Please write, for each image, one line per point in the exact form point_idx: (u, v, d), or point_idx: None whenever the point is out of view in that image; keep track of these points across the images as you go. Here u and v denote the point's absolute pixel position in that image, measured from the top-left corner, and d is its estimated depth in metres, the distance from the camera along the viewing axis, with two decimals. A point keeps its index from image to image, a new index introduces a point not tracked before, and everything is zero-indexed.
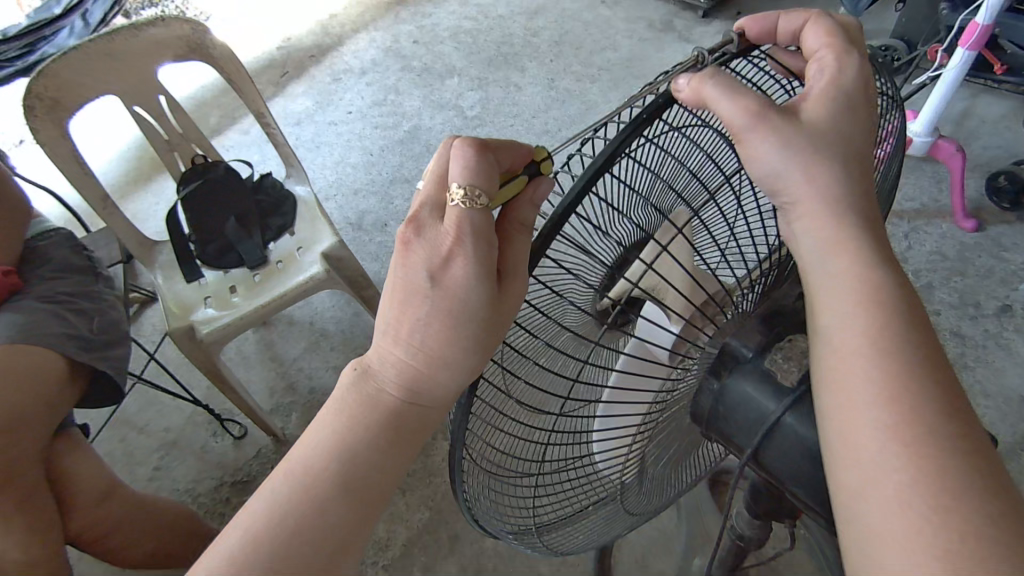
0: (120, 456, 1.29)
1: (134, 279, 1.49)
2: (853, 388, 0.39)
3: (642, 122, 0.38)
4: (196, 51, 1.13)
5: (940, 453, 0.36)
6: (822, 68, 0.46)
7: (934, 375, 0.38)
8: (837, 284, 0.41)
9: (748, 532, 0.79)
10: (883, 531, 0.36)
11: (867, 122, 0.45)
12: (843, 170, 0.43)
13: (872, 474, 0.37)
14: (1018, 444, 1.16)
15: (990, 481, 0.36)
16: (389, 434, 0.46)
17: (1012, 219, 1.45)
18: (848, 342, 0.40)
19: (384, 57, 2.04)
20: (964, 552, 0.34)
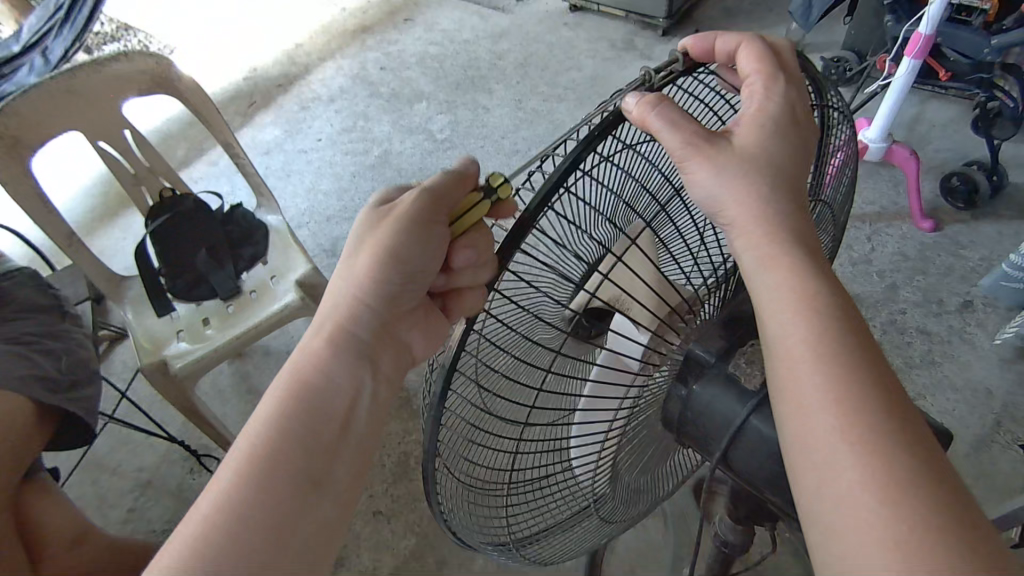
0: (92, 499, 1.25)
1: (103, 316, 1.46)
2: (799, 394, 0.40)
3: (594, 138, 0.40)
4: (161, 84, 1.12)
5: (885, 448, 0.37)
6: (753, 94, 0.49)
7: (876, 376, 0.40)
8: (777, 297, 0.43)
9: (732, 538, 0.80)
10: (838, 528, 0.37)
11: (795, 139, 0.47)
12: (774, 189, 0.45)
13: (824, 472, 0.38)
14: (988, 435, 1.20)
15: (936, 472, 0.37)
16: (310, 400, 0.49)
17: (966, 218, 1.50)
18: (793, 353, 0.41)
19: (352, 84, 2.05)
20: (914, 540, 0.34)
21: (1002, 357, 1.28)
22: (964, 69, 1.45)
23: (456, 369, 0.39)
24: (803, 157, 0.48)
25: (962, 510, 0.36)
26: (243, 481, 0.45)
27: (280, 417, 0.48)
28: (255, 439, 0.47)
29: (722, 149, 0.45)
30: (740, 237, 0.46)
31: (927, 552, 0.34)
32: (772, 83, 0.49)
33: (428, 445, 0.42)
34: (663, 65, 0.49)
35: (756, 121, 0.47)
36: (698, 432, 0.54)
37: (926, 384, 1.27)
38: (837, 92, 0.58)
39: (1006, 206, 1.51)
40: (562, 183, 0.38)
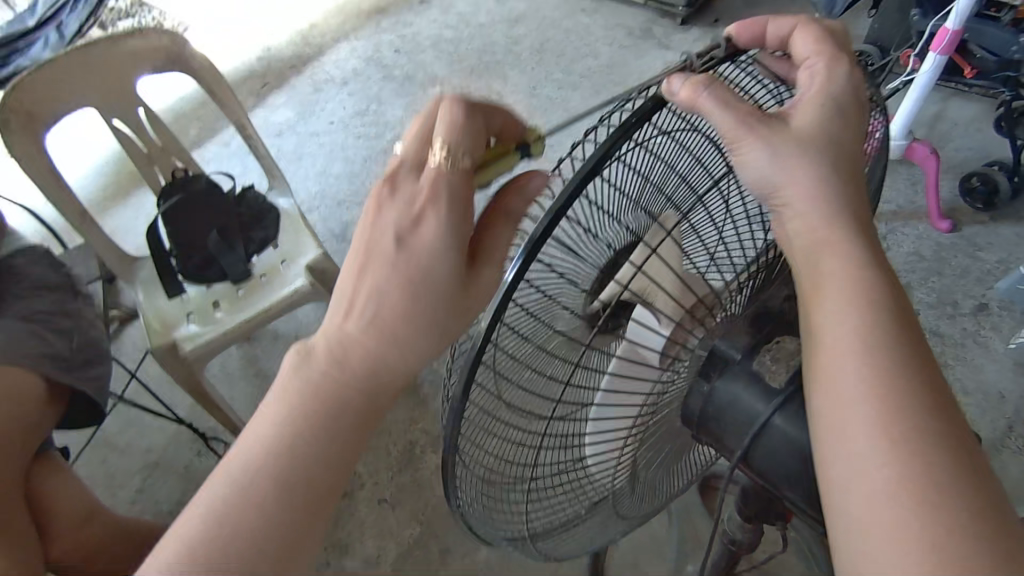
0: (102, 478, 1.26)
1: (114, 295, 1.46)
2: (842, 383, 0.39)
3: (630, 126, 0.38)
4: (176, 63, 1.11)
5: (927, 448, 0.37)
6: (813, 77, 0.47)
7: (924, 373, 0.39)
8: (829, 283, 0.42)
9: (740, 536, 0.79)
10: (868, 524, 0.36)
11: (851, 129, 0.46)
12: (827, 176, 0.44)
13: (859, 466, 0.37)
14: (998, 440, 1.19)
15: (974, 474, 0.37)
16: (335, 418, 0.45)
17: (986, 219, 1.48)
18: (843, 340, 0.40)
19: (365, 66, 2.03)
20: (945, 546, 0.34)
21: (1016, 362, 1.27)
22: (990, 65, 1.42)
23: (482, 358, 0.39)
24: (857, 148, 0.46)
25: (995, 518, 0.36)
26: (253, 492, 0.43)
27: (300, 430, 0.45)
28: (265, 445, 0.44)
29: (774, 131, 0.43)
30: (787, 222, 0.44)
31: (956, 558, 0.34)
32: (833, 69, 0.47)
33: (450, 433, 0.42)
34: (704, 51, 0.49)
35: (814, 107, 0.45)
36: (716, 432, 0.54)
37: None
38: (870, 87, 0.57)
39: None
40: (597, 170, 0.37)
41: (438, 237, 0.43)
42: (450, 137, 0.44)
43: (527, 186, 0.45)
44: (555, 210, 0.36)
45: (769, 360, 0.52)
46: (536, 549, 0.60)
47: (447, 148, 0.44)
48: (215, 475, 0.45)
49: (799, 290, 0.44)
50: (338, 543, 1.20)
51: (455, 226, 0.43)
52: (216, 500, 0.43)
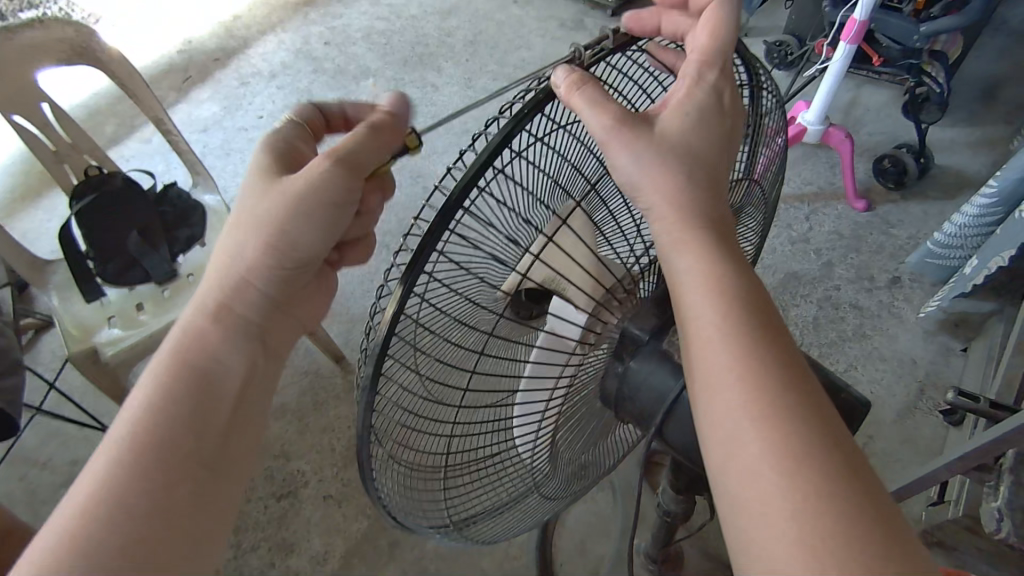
0: (22, 496, 1.18)
1: (27, 304, 1.37)
2: (709, 373, 0.42)
3: (526, 115, 0.40)
4: (83, 55, 1.05)
5: (787, 422, 0.39)
6: (685, 78, 0.49)
7: (777, 354, 0.42)
8: (689, 280, 0.45)
9: (674, 508, 0.82)
10: (746, 502, 0.38)
11: (715, 130, 0.48)
12: (689, 178, 0.47)
13: (732, 449, 0.40)
14: (912, 401, 1.27)
15: (829, 440, 0.39)
16: (205, 384, 0.48)
17: (897, 199, 1.58)
18: (704, 333, 0.43)
19: (294, 59, 1.97)
20: (812, 511, 0.36)
21: (926, 329, 1.36)
22: (895, 54, 1.50)
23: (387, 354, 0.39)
24: (723, 147, 0.49)
25: (856, 478, 0.38)
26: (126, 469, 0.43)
27: (171, 399, 0.46)
28: (133, 425, 0.45)
29: (642, 133, 0.46)
30: (657, 219, 0.47)
31: (823, 522, 0.36)
32: (704, 73, 0.49)
33: (361, 430, 0.42)
34: (594, 43, 0.50)
35: (681, 110, 0.48)
36: (639, 406, 0.56)
37: (857, 356, 1.34)
38: (769, 74, 0.59)
39: (932, 186, 1.59)
40: (488, 166, 0.38)
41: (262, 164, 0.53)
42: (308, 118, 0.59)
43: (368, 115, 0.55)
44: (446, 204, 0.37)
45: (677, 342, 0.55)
46: (465, 535, 0.60)
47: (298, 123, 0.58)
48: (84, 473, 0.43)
49: (671, 291, 0.47)
50: (282, 546, 1.17)
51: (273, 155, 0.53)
52: (89, 498, 0.42)
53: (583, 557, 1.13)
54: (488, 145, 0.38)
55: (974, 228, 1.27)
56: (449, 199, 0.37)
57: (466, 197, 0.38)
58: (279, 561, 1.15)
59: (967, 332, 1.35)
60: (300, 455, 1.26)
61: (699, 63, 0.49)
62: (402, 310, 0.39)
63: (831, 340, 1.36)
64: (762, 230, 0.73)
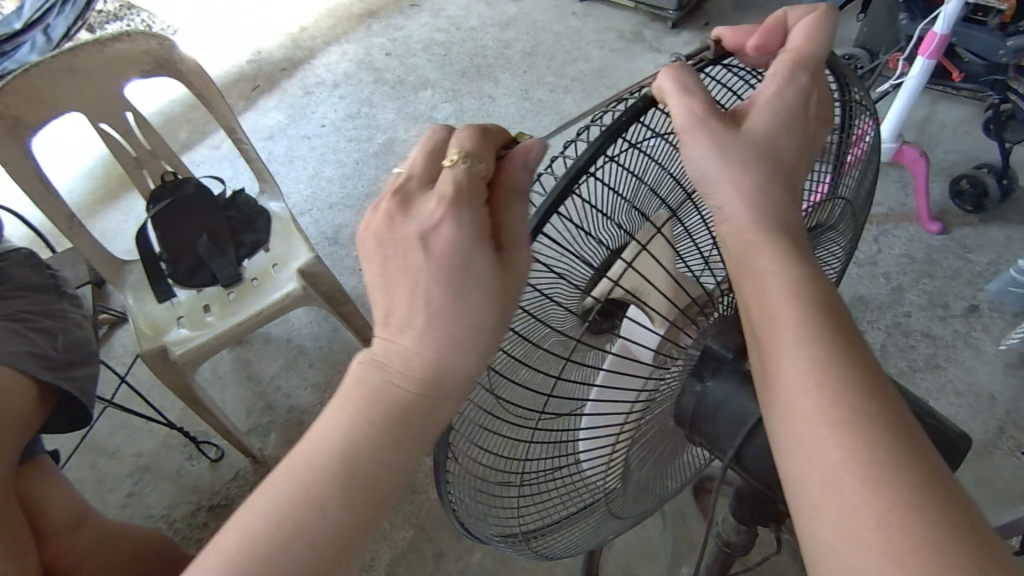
0: (91, 484, 1.25)
1: (104, 300, 1.45)
2: (781, 377, 0.39)
3: (619, 126, 0.40)
4: (165, 66, 1.10)
5: (869, 429, 0.36)
6: (775, 75, 0.47)
7: (857, 360, 0.39)
8: (760, 278, 0.42)
9: (735, 538, 0.79)
10: (825, 513, 0.35)
11: (800, 132, 0.46)
12: (766, 175, 0.44)
13: (807, 457, 0.37)
14: (989, 440, 1.19)
15: (915, 452, 0.36)
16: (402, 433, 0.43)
17: (976, 221, 1.49)
18: (776, 335, 0.40)
19: (356, 69, 2.02)
20: (900, 521, 0.33)
21: (1007, 363, 1.28)
22: (977, 69, 1.42)
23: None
24: (805, 147, 0.46)
25: (945, 491, 0.34)
26: (311, 506, 0.41)
27: (361, 442, 0.42)
28: (323, 459, 0.42)
29: (723, 128, 0.44)
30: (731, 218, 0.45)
31: (913, 534, 0.33)
32: (795, 74, 0.47)
33: (441, 430, 0.43)
34: (693, 53, 0.50)
35: (770, 110, 0.46)
36: (712, 430, 0.54)
37: (929, 388, 1.26)
38: (860, 87, 0.57)
39: (1015, 209, 1.49)
40: (581, 172, 0.39)
41: (455, 236, 0.41)
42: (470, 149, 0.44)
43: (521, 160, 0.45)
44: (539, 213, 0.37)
45: None
46: (532, 550, 0.59)
47: (465, 157, 0.43)
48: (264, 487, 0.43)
49: (738, 290, 0.44)
50: None
51: (463, 224, 0.42)
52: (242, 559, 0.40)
53: None
54: (582, 155, 0.38)
55: None
56: None
57: (558, 206, 0.38)
58: None
59: None
60: None
61: (793, 62, 0.47)
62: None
63: (900, 370, 1.29)
64: (848, 250, 0.70)
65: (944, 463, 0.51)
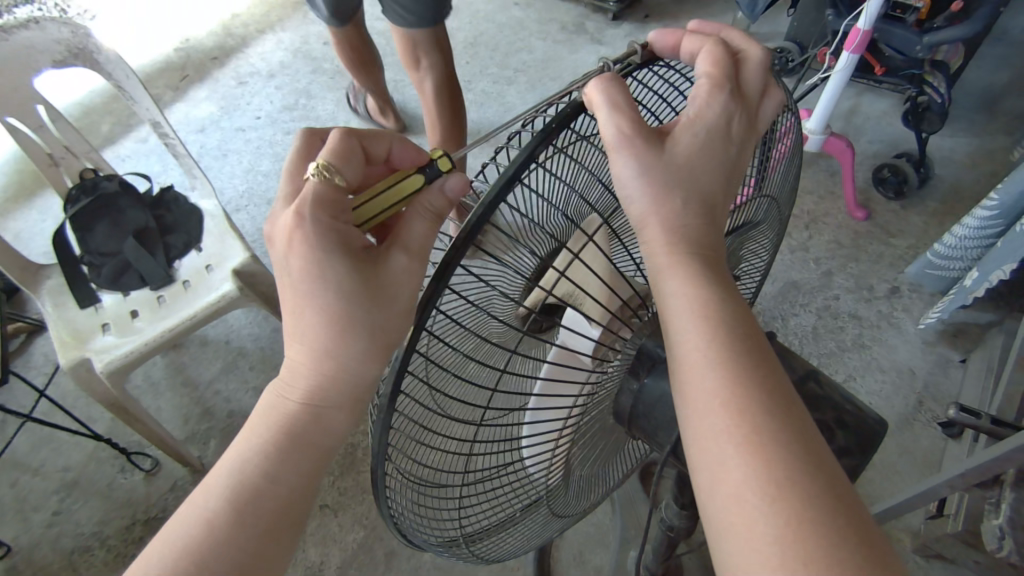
0: (13, 503, 1.18)
1: (21, 308, 1.37)
2: (698, 396, 0.40)
3: (553, 129, 0.39)
4: (80, 57, 1.03)
5: (774, 447, 0.37)
6: (697, 99, 0.47)
7: (768, 378, 0.40)
8: (679, 302, 0.43)
9: (677, 523, 0.81)
10: (729, 524, 0.37)
11: (721, 152, 0.46)
12: (686, 198, 0.45)
13: (718, 472, 0.38)
14: (911, 413, 1.27)
15: (819, 470, 0.37)
16: (289, 446, 0.44)
17: (897, 208, 1.58)
18: (694, 356, 0.41)
19: (293, 58, 1.96)
20: (796, 534, 0.35)
21: (925, 340, 1.36)
22: (897, 62, 1.53)
23: (407, 368, 0.38)
24: (730, 165, 0.47)
25: (842, 504, 0.36)
26: (212, 523, 0.42)
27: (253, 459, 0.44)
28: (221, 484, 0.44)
29: (650, 145, 0.44)
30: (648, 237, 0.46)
31: (807, 548, 0.34)
32: (717, 94, 0.46)
33: (376, 447, 0.41)
34: (620, 57, 0.50)
35: (692, 128, 0.46)
36: (651, 425, 0.55)
37: (856, 367, 1.34)
38: (785, 86, 0.59)
39: (931, 195, 1.59)
40: (518, 176, 0.37)
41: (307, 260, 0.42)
42: (331, 160, 0.45)
43: (441, 188, 0.45)
44: (472, 220, 0.36)
45: None
46: (473, 556, 0.59)
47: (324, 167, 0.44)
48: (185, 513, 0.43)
49: (659, 308, 0.45)
50: None
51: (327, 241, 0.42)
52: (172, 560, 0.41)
53: (581, 568, 1.13)
54: (515, 160, 0.37)
55: (974, 240, 1.27)
56: (473, 215, 0.37)
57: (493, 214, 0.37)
58: None
59: (965, 343, 1.35)
60: None
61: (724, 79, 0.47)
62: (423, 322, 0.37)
63: (829, 350, 1.36)
64: (775, 244, 0.72)
65: (864, 446, 0.54)
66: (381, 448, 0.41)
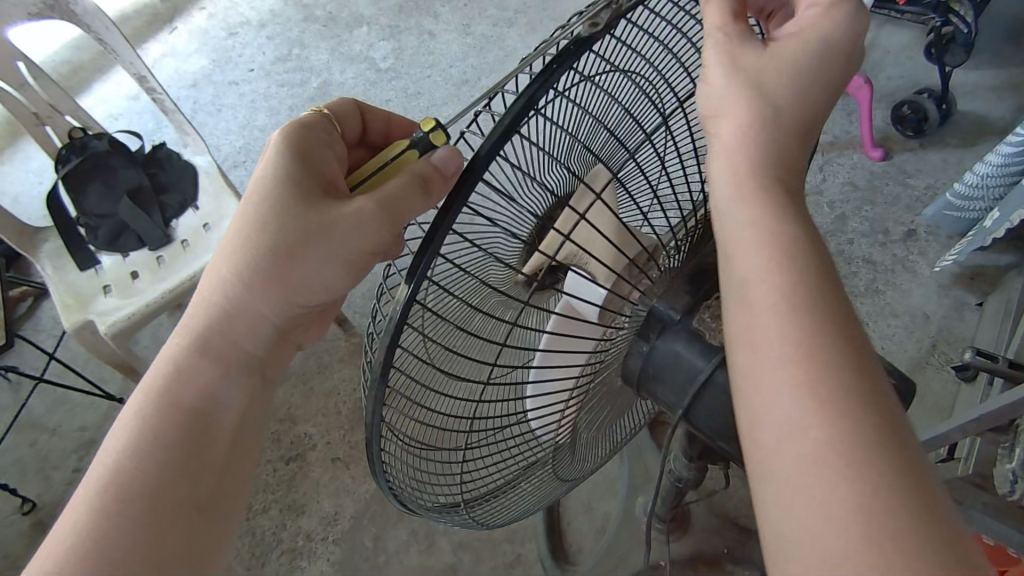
0: (34, 463, 1.21)
1: (24, 272, 1.37)
2: (763, 343, 0.36)
3: (551, 73, 0.36)
4: (56, 9, 0.98)
5: (850, 407, 0.34)
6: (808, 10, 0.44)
7: (846, 330, 0.36)
8: (750, 235, 0.39)
9: (686, 474, 0.81)
10: (797, 490, 0.33)
11: (830, 74, 0.43)
12: (780, 122, 0.41)
13: (788, 433, 0.34)
14: (923, 358, 1.26)
15: (898, 435, 0.34)
16: (198, 389, 0.47)
17: (916, 147, 1.51)
18: (762, 297, 0.37)
19: (283, 6, 1.87)
20: (878, 506, 0.32)
21: (941, 284, 1.33)
22: None
23: (399, 338, 0.37)
24: (831, 91, 0.43)
25: (922, 477, 0.33)
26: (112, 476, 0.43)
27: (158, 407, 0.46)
28: (116, 463, 0.43)
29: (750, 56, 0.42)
30: (719, 164, 0.42)
31: (889, 521, 0.31)
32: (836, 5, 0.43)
33: (371, 417, 0.40)
34: None
35: (803, 42, 0.42)
36: (660, 388, 0.53)
37: (868, 312, 1.31)
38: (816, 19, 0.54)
39: (953, 132, 1.52)
40: (513, 127, 0.35)
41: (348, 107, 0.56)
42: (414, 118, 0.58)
43: None
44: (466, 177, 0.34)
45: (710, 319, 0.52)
46: (478, 517, 0.59)
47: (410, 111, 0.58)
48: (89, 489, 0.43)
49: (723, 244, 0.41)
50: (294, 507, 1.19)
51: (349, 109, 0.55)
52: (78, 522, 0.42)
53: (591, 514, 1.15)
54: (512, 108, 0.34)
55: (997, 178, 1.22)
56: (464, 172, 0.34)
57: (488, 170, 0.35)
58: (290, 523, 1.18)
59: (982, 286, 1.32)
60: (306, 418, 1.27)
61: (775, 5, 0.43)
62: (416, 291, 0.36)
63: None
64: None
65: None
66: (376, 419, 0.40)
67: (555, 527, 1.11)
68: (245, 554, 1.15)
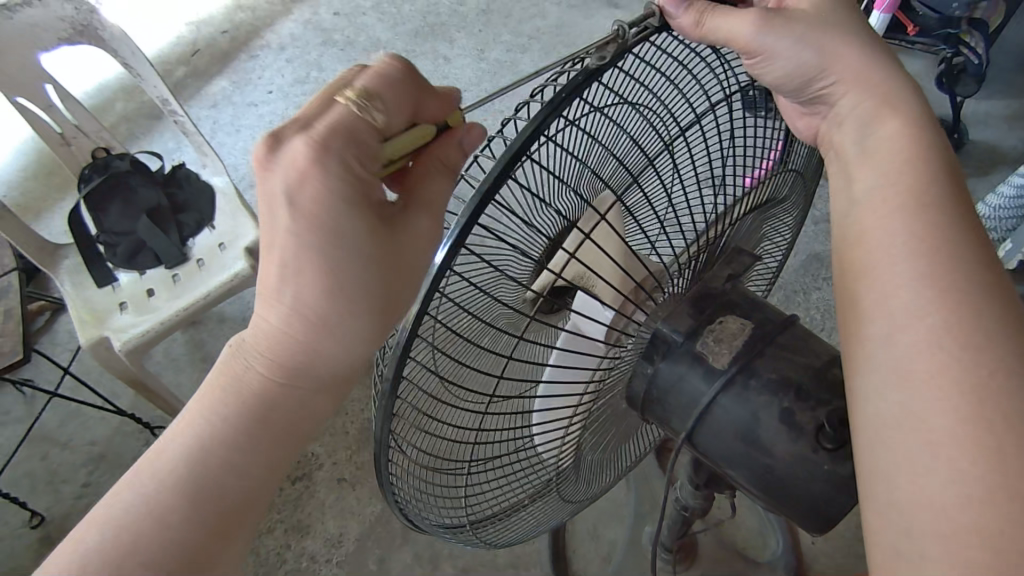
0: (44, 476, 1.22)
1: (44, 288, 1.40)
2: (886, 286, 0.39)
3: (562, 102, 0.36)
4: (85, 34, 1.02)
5: (978, 347, 0.36)
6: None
7: (985, 284, 0.38)
8: (878, 191, 0.42)
9: (692, 502, 0.81)
10: (898, 417, 0.36)
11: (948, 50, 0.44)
12: (909, 101, 0.44)
13: (899, 363, 0.37)
14: None
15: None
16: (255, 423, 0.43)
17: None
18: (888, 246, 0.40)
19: (303, 31, 1.92)
20: (984, 386, 0.35)
21: None
22: (931, 23, 1.42)
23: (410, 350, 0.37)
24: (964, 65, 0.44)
25: None
26: (157, 500, 0.41)
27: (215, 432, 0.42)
28: (172, 463, 0.42)
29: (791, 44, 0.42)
30: (842, 94, 0.45)
31: (992, 402, 0.34)
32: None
33: (380, 433, 0.41)
34: (638, 19, 0.42)
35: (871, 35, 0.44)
36: (663, 411, 0.53)
37: None
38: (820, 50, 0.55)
39: (965, 162, 1.52)
40: (524, 152, 0.36)
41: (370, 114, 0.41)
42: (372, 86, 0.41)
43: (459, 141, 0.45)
44: (477, 199, 0.35)
45: (716, 342, 0.50)
46: (484, 539, 0.59)
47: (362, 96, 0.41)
48: (125, 484, 0.42)
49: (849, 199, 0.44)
50: (298, 526, 1.19)
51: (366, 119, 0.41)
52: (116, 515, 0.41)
53: (596, 541, 1.14)
54: (522, 134, 0.35)
55: (1011, 211, 1.21)
56: (473, 198, 0.35)
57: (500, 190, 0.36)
58: (295, 543, 1.18)
59: None
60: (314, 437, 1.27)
61: (803, 18, 0.44)
62: (427, 305, 0.36)
63: None
64: (801, 218, 0.69)
65: None
66: (383, 437, 0.41)
67: (560, 554, 1.10)
68: (250, 573, 1.15)
